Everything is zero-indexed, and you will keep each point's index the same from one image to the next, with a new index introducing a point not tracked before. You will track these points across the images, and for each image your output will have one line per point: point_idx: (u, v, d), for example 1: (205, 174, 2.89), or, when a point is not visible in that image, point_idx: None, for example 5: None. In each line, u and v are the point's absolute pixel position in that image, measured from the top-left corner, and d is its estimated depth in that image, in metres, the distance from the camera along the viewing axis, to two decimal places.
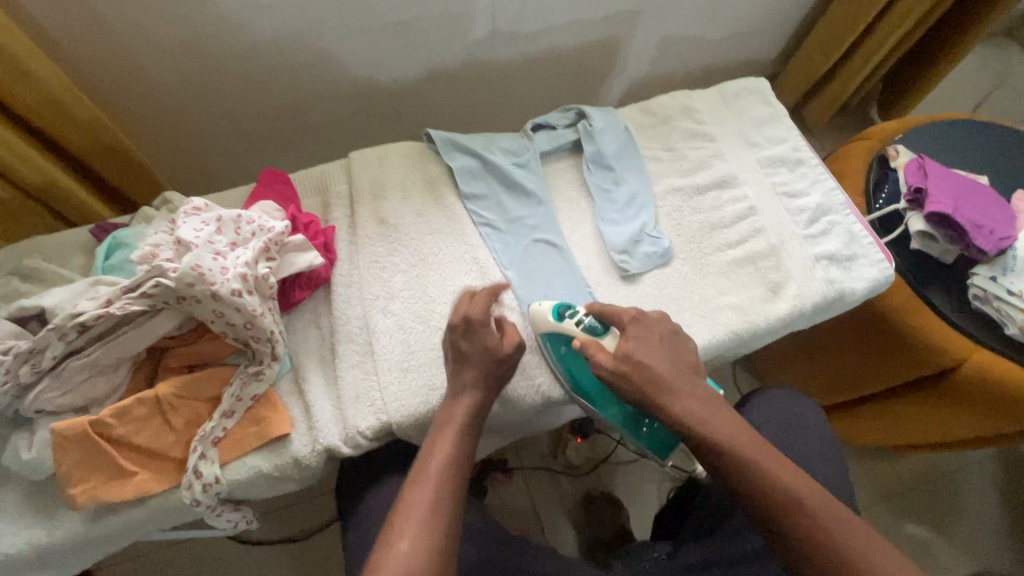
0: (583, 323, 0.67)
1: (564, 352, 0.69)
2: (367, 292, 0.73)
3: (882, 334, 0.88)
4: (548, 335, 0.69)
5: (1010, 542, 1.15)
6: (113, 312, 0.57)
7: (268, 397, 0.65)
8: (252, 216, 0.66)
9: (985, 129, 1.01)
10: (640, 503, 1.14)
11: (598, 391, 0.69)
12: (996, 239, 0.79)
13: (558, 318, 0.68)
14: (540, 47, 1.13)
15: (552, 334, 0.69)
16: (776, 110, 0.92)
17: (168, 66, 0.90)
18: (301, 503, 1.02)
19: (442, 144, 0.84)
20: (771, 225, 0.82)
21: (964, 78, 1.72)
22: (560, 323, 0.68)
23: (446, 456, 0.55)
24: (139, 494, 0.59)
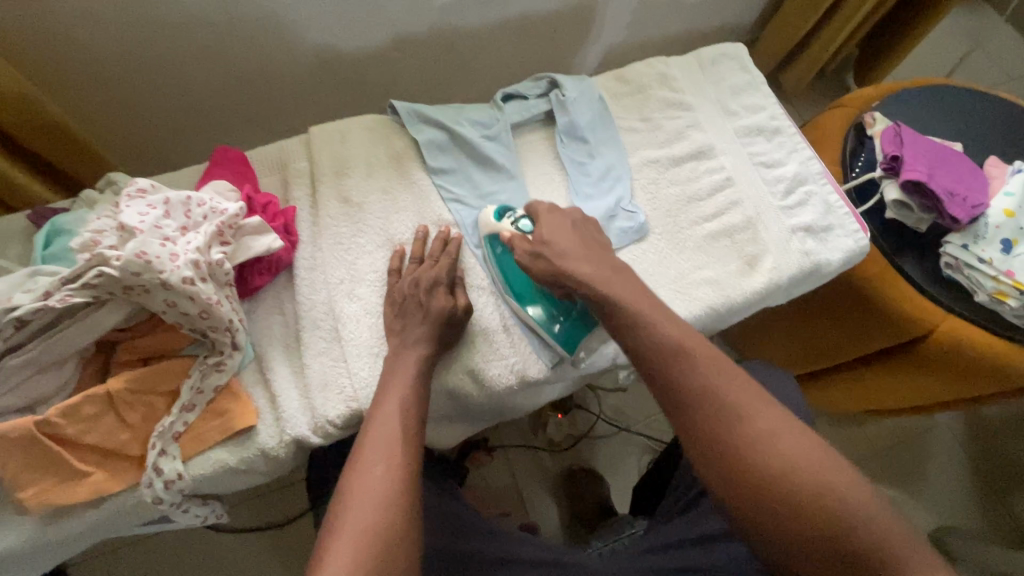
0: (515, 221, 0.69)
1: (500, 253, 0.71)
2: (331, 276, 0.69)
3: (855, 305, 0.89)
4: (489, 236, 0.72)
5: (971, 497, 1.21)
6: (52, 305, 0.53)
7: (230, 388, 0.62)
8: (203, 198, 0.61)
9: (961, 94, 0.99)
10: (619, 476, 1.16)
11: (528, 291, 0.70)
12: (968, 206, 0.79)
13: (498, 217, 0.71)
14: (510, 13, 1.08)
15: (492, 233, 0.71)
16: (753, 76, 0.89)
17: (108, 32, 0.83)
18: (278, 491, 1.01)
19: (407, 116, 0.80)
20: (748, 197, 0.81)
21: (940, 42, 1.71)
22: (499, 221, 0.71)
23: (406, 414, 0.57)
24: (96, 494, 0.56)
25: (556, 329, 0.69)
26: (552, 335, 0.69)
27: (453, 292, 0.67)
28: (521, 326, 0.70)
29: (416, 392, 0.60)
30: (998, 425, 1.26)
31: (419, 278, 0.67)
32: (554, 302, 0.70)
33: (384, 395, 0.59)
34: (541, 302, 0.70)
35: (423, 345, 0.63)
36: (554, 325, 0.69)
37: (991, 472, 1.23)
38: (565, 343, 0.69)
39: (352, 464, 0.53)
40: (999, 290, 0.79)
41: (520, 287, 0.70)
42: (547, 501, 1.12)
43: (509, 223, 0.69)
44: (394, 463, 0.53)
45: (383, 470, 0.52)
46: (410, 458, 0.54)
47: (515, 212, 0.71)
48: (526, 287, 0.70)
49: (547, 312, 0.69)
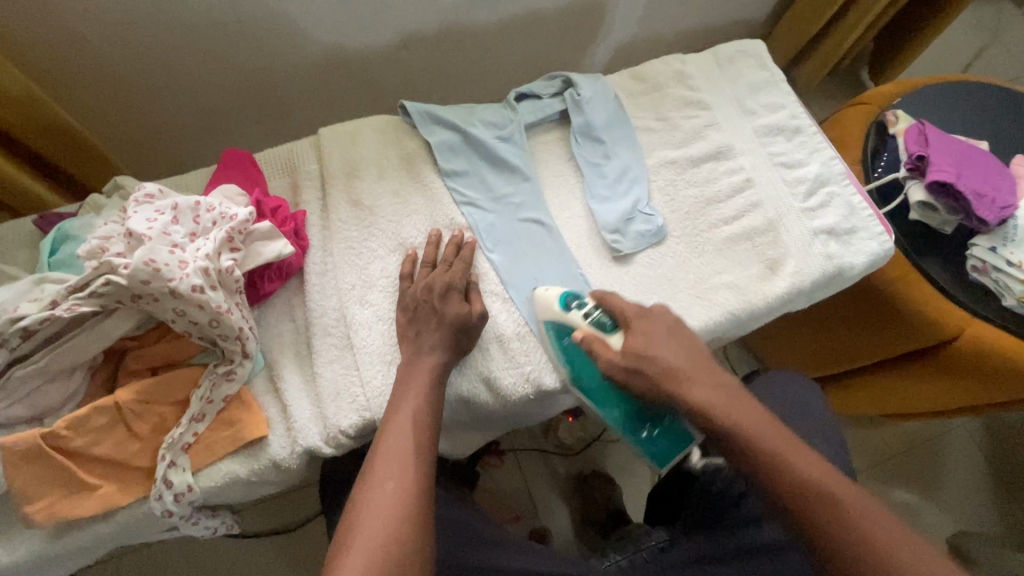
0: (592, 316, 0.64)
1: (569, 346, 0.66)
2: (342, 282, 0.68)
3: (879, 309, 0.86)
4: (553, 324, 0.66)
5: (991, 501, 1.18)
6: (59, 314, 0.51)
7: (241, 397, 0.60)
8: (212, 203, 0.60)
9: (986, 90, 0.97)
10: (632, 480, 1.14)
11: (604, 393, 0.65)
12: (997, 207, 0.77)
13: (564, 306, 0.65)
14: (521, 9, 1.06)
15: (558, 323, 0.66)
16: (773, 74, 0.87)
17: (114, 33, 0.81)
18: (288, 496, 1.00)
19: (419, 117, 0.78)
20: (768, 199, 0.79)
21: (958, 36, 1.67)
22: (566, 311, 0.65)
23: (419, 429, 0.55)
24: (105, 507, 0.55)
25: (643, 436, 0.66)
26: (638, 441, 0.66)
27: (463, 297, 0.65)
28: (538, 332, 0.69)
29: (428, 401, 0.58)
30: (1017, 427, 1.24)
31: (431, 283, 0.65)
32: (635, 406, 0.65)
33: (396, 407, 0.57)
34: (621, 405, 0.66)
35: (437, 352, 0.61)
36: (641, 433, 0.66)
37: (1011, 478, 1.20)
38: (656, 455, 0.66)
39: (364, 478, 0.52)
40: None
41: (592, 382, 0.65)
42: (560, 507, 1.10)
43: (585, 321, 0.64)
44: (406, 476, 0.51)
45: (395, 484, 0.51)
46: (423, 471, 0.53)
47: (586, 301, 0.66)
48: (602, 389, 0.65)
49: (628, 417, 0.65)
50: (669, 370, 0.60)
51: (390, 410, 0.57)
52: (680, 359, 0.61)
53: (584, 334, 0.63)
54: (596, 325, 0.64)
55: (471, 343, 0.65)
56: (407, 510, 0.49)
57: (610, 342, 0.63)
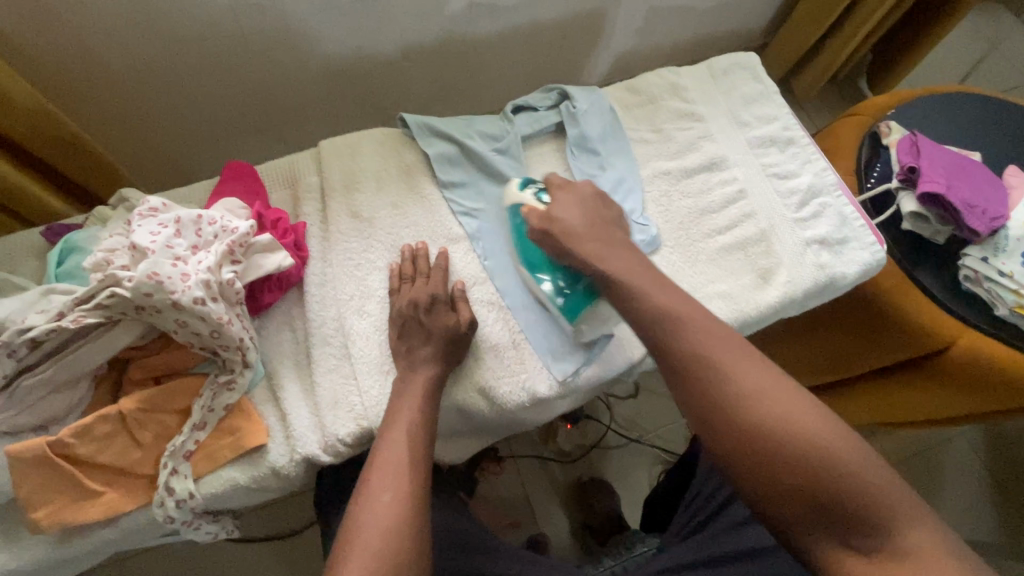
0: (536, 193, 0.73)
1: (518, 223, 0.73)
2: (341, 292, 0.69)
3: (872, 319, 0.87)
4: (512, 207, 0.74)
5: (990, 510, 1.18)
6: (65, 326, 0.53)
7: (241, 406, 0.62)
8: (214, 216, 0.61)
9: (981, 101, 0.97)
10: (629, 487, 1.15)
11: (540, 261, 0.71)
12: (988, 218, 0.77)
13: (521, 187, 0.74)
14: (519, 22, 1.08)
15: (514, 204, 0.74)
16: (766, 86, 0.88)
17: (121, 48, 0.84)
18: (289, 501, 1.01)
19: (417, 129, 0.79)
20: (761, 209, 0.80)
21: (956, 45, 1.68)
22: (521, 191, 0.74)
23: (412, 442, 0.56)
24: (109, 513, 0.57)
25: (560, 301, 0.70)
26: (556, 307, 0.70)
27: (454, 307, 0.67)
28: (528, 338, 0.70)
29: (421, 412, 0.59)
30: (1015, 436, 1.24)
31: (426, 294, 0.66)
32: (564, 272, 0.70)
33: (393, 419, 0.58)
34: (551, 271, 0.71)
35: (432, 363, 0.63)
36: (558, 296, 0.70)
37: (1010, 485, 1.20)
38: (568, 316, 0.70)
39: (359, 491, 0.53)
40: (1020, 303, 0.77)
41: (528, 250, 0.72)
42: (558, 513, 1.11)
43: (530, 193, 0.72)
44: (402, 487, 0.53)
45: (391, 496, 0.52)
46: (418, 483, 0.54)
47: (538, 184, 0.74)
48: (536, 252, 0.72)
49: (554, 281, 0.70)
50: (568, 228, 0.67)
51: (385, 423, 0.59)
52: (580, 221, 0.67)
53: (526, 206, 0.71)
54: (537, 199, 0.72)
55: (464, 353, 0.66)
56: (403, 522, 0.50)
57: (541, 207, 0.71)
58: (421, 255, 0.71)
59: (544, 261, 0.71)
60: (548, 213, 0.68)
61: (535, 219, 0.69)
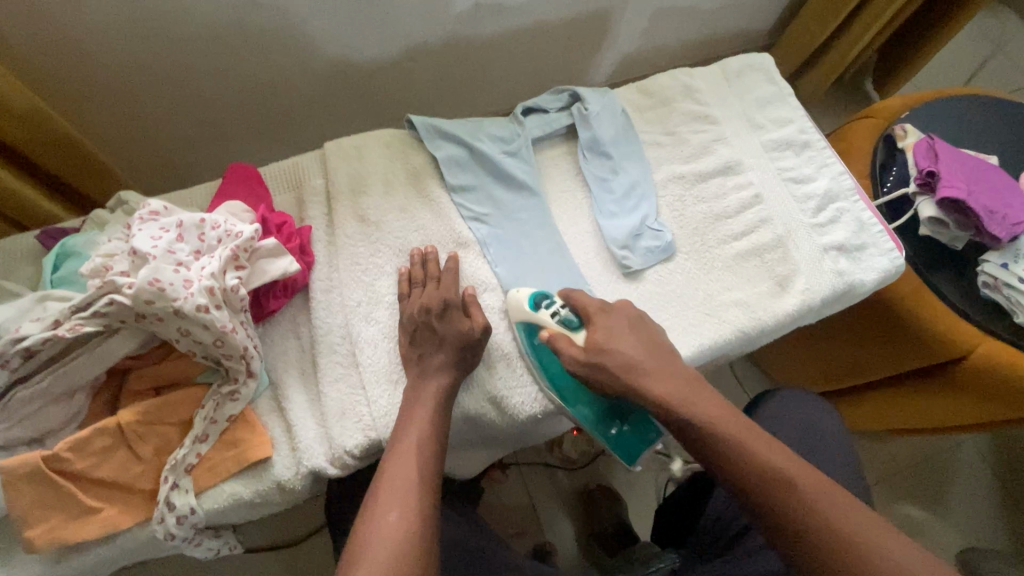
0: (559, 316, 0.65)
1: (539, 347, 0.67)
2: (348, 298, 0.67)
3: (887, 326, 0.86)
4: (524, 325, 0.67)
5: (1001, 518, 1.17)
6: (62, 334, 0.51)
7: (245, 417, 0.59)
8: (217, 220, 0.59)
9: (996, 104, 0.96)
10: (637, 495, 1.13)
11: (574, 390, 0.66)
12: (1009, 224, 0.76)
13: (533, 306, 0.65)
14: (526, 21, 1.06)
15: (528, 324, 0.66)
16: (780, 88, 0.87)
17: (118, 47, 0.81)
18: (290, 511, 0.99)
19: (425, 131, 0.77)
20: (777, 215, 0.78)
21: (961, 47, 1.68)
22: (534, 312, 0.65)
23: (421, 457, 0.54)
24: (107, 530, 0.54)
25: (612, 434, 0.67)
26: (606, 439, 0.67)
27: (465, 314, 0.65)
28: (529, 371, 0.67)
29: (431, 424, 0.57)
30: None
31: (437, 300, 0.64)
32: (603, 405, 0.66)
33: (402, 432, 0.56)
34: (589, 403, 0.66)
35: (443, 373, 0.61)
36: (609, 429, 0.66)
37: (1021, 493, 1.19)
38: (620, 452, 0.66)
39: (367, 508, 0.51)
40: None
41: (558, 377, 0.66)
42: (564, 521, 1.09)
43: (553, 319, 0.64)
44: (411, 505, 0.50)
45: (399, 514, 0.50)
46: (427, 500, 0.52)
47: (555, 301, 0.66)
48: (571, 386, 0.66)
49: (596, 415, 0.66)
50: (628, 364, 0.60)
51: (393, 436, 0.56)
52: (637, 352, 0.61)
53: (551, 334, 0.64)
54: (563, 326, 0.64)
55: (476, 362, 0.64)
56: (414, 543, 0.48)
57: (574, 339, 0.64)
58: (431, 260, 0.69)
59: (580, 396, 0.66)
60: (596, 343, 0.62)
61: (574, 357, 0.62)
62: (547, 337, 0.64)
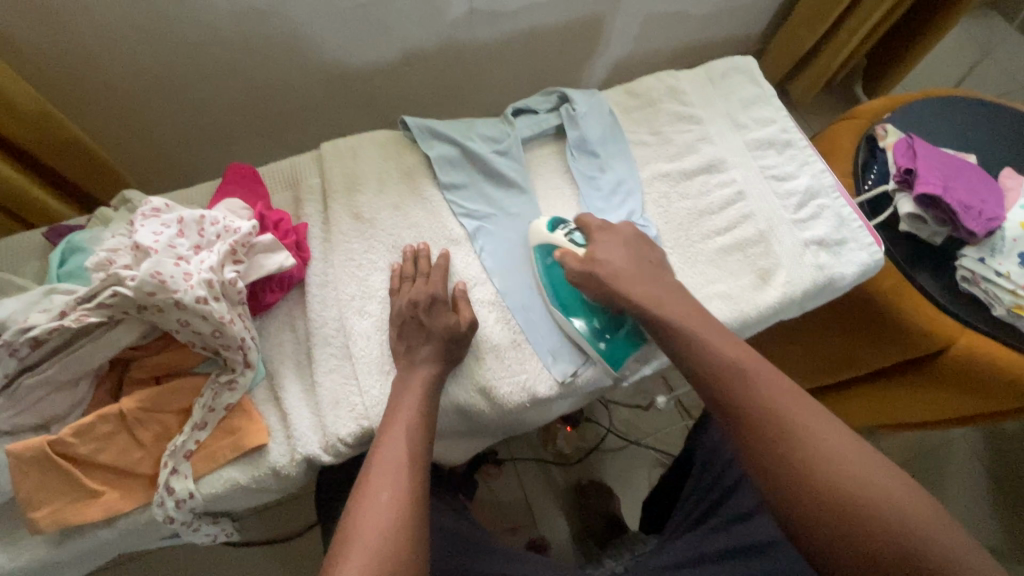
0: (571, 235, 0.71)
1: (550, 265, 0.72)
2: (342, 292, 0.69)
3: (869, 320, 0.88)
4: (541, 246, 0.72)
5: (991, 513, 1.18)
6: (67, 325, 0.53)
7: (242, 406, 0.62)
8: (216, 217, 0.61)
9: (975, 105, 0.98)
10: (630, 490, 1.14)
11: (576, 305, 0.70)
12: (985, 219, 0.78)
13: (550, 228, 0.72)
14: (519, 27, 1.09)
15: (545, 245, 0.72)
16: (764, 89, 0.89)
17: (122, 53, 0.84)
18: (288, 505, 1.00)
19: (418, 131, 0.80)
20: (759, 211, 0.80)
21: (950, 51, 1.70)
22: (551, 232, 0.72)
23: (411, 441, 0.56)
24: (108, 513, 0.56)
25: (601, 346, 0.68)
26: (597, 353, 0.68)
27: (455, 307, 0.67)
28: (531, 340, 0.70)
29: (419, 412, 0.59)
30: (1015, 438, 1.24)
31: (427, 293, 0.67)
32: (601, 319, 0.69)
33: (392, 418, 0.58)
34: (590, 316, 0.69)
35: (433, 363, 0.63)
36: (598, 341, 0.68)
37: (1010, 488, 1.20)
38: (611, 359, 0.69)
39: (358, 491, 0.53)
40: (1017, 303, 0.78)
41: (563, 290, 0.71)
42: (557, 515, 1.11)
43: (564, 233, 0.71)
44: (401, 487, 0.52)
45: (389, 495, 0.52)
46: (415, 484, 0.54)
47: (569, 225, 0.73)
48: (573, 299, 0.70)
49: (592, 327, 0.69)
50: (616, 272, 0.65)
51: (384, 422, 0.59)
52: (626, 263, 0.67)
53: (564, 249, 0.69)
54: (571, 241, 0.70)
55: (464, 352, 0.66)
56: (404, 523, 0.50)
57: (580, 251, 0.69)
58: (422, 256, 0.71)
59: (582, 305, 0.70)
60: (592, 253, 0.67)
61: (574, 262, 0.68)
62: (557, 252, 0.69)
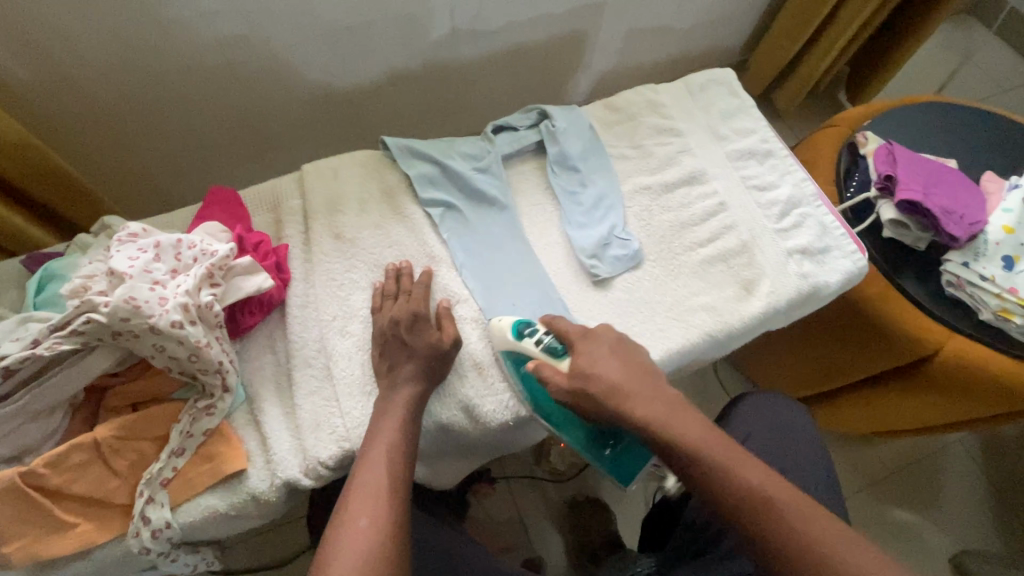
0: (543, 343, 0.65)
1: (525, 374, 0.67)
2: (324, 313, 0.69)
3: (858, 325, 0.87)
4: (512, 354, 0.67)
5: (995, 519, 1.16)
6: (39, 353, 0.52)
7: (221, 430, 0.61)
8: (193, 240, 0.61)
9: (955, 111, 0.99)
10: (627, 504, 1.13)
11: (563, 417, 0.67)
12: (966, 224, 0.78)
13: (516, 334, 0.66)
14: (503, 45, 1.11)
15: (513, 353, 0.67)
16: (742, 101, 0.90)
17: (109, 79, 0.85)
18: (277, 529, 0.99)
19: (398, 151, 0.80)
20: (741, 221, 0.80)
21: (931, 58, 1.73)
22: (518, 340, 0.66)
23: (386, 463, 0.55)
24: (83, 545, 0.55)
25: (606, 455, 0.69)
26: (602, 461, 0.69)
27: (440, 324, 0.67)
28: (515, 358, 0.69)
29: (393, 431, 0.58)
30: (1013, 439, 1.23)
31: (407, 312, 0.66)
32: (594, 428, 0.68)
33: (373, 436, 0.57)
34: (582, 426, 0.68)
35: (415, 382, 0.62)
36: (603, 452, 0.68)
37: (1011, 491, 1.19)
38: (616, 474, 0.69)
39: (338, 517, 0.51)
40: (1003, 308, 0.77)
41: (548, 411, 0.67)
42: (553, 534, 1.09)
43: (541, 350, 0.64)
44: (380, 514, 0.51)
45: (368, 521, 0.50)
46: (394, 513, 0.52)
47: (536, 328, 0.66)
48: (561, 413, 0.67)
49: (589, 437, 0.68)
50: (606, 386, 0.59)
51: (364, 441, 0.58)
52: (616, 375, 0.60)
53: (537, 363, 0.63)
54: (548, 352, 0.64)
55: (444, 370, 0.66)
56: (380, 549, 0.49)
57: (560, 365, 0.63)
58: (404, 272, 0.71)
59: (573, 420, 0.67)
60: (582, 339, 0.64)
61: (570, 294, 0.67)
62: (533, 367, 0.64)
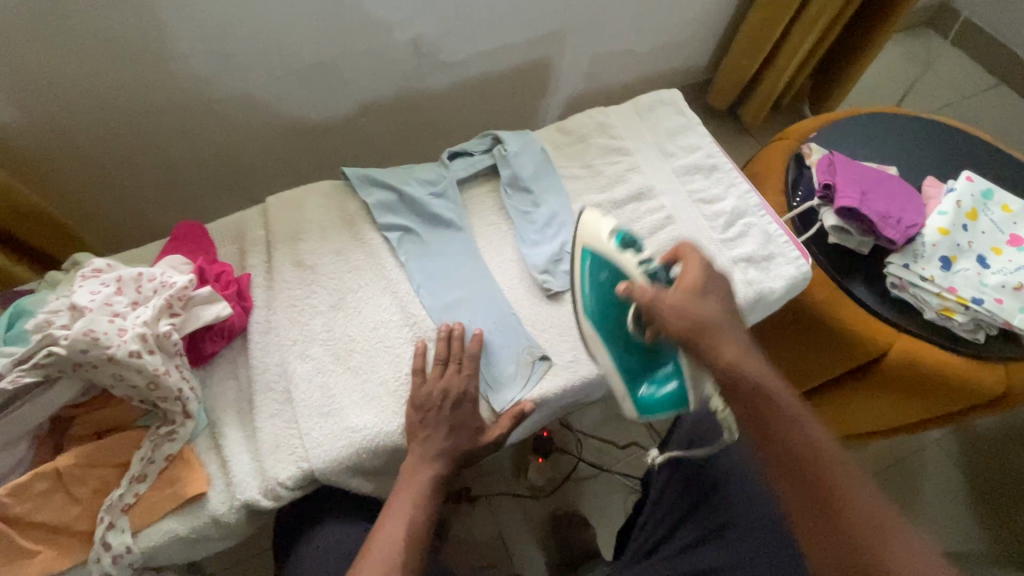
0: (647, 265, 0.65)
1: (603, 281, 0.69)
2: (285, 338, 0.72)
3: (813, 329, 0.89)
4: (601, 258, 0.69)
5: (977, 519, 1.16)
6: (2, 386, 0.55)
7: (183, 456, 0.63)
8: (154, 273, 0.64)
9: (896, 121, 1.03)
10: (606, 518, 1.14)
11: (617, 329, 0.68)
12: (903, 227, 0.82)
13: (620, 246, 0.68)
14: (468, 75, 1.16)
15: (607, 257, 0.69)
16: (688, 119, 0.94)
17: (85, 124, 0.90)
18: (256, 559, 0.99)
19: (357, 180, 0.84)
20: (687, 233, 0.84)
21: (891, 68, 1.79)
22: (618, 250, 0.68)
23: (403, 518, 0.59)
24: (45, 572, 0.57)
25: (636, 386, 0.68)
26: (629, 389, 0.69)
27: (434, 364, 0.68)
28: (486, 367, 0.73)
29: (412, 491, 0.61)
30: (988, 438, 1.24)
31: (439, 389, 0.66)
32: (639, 356, 0.68)
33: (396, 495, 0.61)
34: (627, 344, 0.68)
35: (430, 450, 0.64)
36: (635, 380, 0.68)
37: (990, 489, 1.19)
38: (639, 402, 0.68)
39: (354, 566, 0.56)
40: (944, 306, 0.80)
41: (600, 328, 0.69)
42: (534, 552, 1.09)
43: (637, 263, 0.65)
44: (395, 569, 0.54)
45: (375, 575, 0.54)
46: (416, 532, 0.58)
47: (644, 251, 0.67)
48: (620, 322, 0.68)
49: (630, 360, 0.68)
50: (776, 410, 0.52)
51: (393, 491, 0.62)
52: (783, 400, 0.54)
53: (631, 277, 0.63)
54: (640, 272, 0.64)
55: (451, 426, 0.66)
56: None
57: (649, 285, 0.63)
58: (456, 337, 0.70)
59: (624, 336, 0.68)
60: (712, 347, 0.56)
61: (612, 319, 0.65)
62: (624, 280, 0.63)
